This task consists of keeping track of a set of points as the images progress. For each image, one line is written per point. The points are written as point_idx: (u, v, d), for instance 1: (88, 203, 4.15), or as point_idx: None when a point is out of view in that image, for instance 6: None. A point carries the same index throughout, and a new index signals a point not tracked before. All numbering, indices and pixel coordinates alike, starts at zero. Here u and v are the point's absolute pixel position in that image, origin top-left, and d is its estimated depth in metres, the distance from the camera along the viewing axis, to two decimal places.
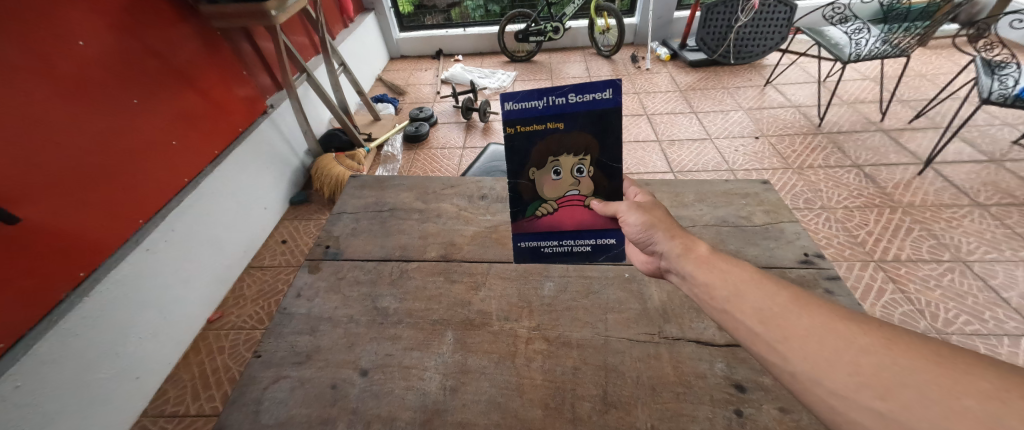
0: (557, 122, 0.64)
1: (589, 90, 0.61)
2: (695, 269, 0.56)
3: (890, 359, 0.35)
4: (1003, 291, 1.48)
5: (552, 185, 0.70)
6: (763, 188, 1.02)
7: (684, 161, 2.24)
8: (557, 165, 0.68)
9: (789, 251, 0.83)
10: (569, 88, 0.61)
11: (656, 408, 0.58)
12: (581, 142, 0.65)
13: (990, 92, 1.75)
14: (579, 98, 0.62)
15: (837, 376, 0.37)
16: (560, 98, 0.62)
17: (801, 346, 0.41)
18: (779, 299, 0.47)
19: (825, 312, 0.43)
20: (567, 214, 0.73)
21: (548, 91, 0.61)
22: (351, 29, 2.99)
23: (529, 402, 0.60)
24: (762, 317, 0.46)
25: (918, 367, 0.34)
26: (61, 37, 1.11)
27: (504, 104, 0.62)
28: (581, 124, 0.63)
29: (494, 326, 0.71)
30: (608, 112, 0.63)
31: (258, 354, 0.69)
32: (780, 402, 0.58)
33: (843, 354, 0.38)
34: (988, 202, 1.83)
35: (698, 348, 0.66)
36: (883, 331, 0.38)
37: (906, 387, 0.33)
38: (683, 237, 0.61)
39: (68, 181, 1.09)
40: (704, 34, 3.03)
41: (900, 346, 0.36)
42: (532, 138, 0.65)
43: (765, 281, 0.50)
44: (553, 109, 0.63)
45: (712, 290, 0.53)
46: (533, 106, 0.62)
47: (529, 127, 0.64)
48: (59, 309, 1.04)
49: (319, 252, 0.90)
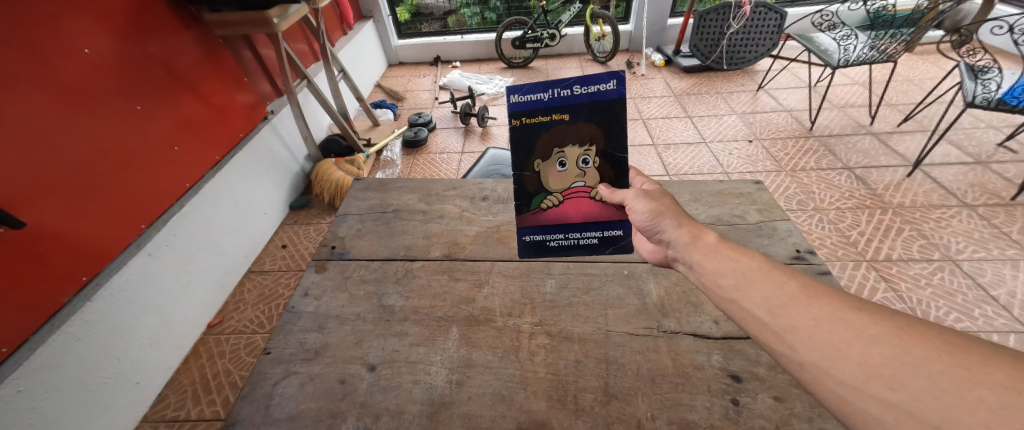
0: (562, 114, 0.67)
1: (594, 81, 0.64)
2: (702, 259, 0.59)
3: (902, 349, 0.38)
4: (992, 288, 1.52)
5: (558, 177, 0.73)
6: (757, 188, 1.05)
7: (679, 164, 2.28)
8: (563, 157, 0.71)
9: (782, 247, 0.86)
10: (575, 80, 0.64)
11: (656, 398, 0.60)
12: (586, 133, 0.68)
13: (974, 95, 1.81)
14: (584, 89, 0.65)
15: (846, 366, 0.40)
16: (565, 90, 0.65)
17: (809, 336, 0.44)
18: (788, 289, 0.49)
19: (834, 301, 0.45)
20: (573, 206, 0.75)
21: (554, 83, 0.65)
22: (351, 36, 3.03)
23: (534, 394, 0.62)
24: (770, 306, 0.49)
25: (931, 357, 0.36)
26: (67, 45, 1.13)
27: (510, 96, 0.65)
28: (585, 115, 0.66)
29: (497, 322, 0.73)
30: (612, 103, 0.66)
31: (268, 351, 0.71)
32: (775, 391, 0.60)
33: (852, 344, 0.41)
34: (976, 202, 1.88)
35: (696, 341, 0.68)
36: (894, 320, 0.41)
37: (918, 377, 0.35)
38: (690, 226, 0.64)
39: (72, 186, 1.10)
40: (697, 41, 3.10)
41: (909, 336, 0.39)
42: (538, 129, 0.68)
43: (773, 271, 0.52)
44: (558, 100, 0.66)
45: (719, 279, 0.56)
46: (539, 98, 0.66)
47: (535, 118, 0.67)
48: (60, 314, 1.04)
49: (325, 252, 0.92)
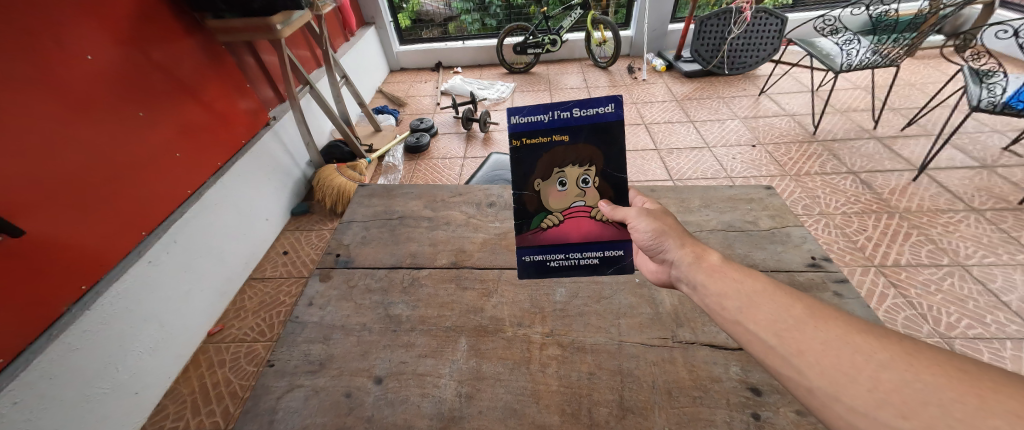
0: (561, 135, 0.67)
1: (592, 105, 0.65)
2: (706, 279, 0.57)
3: (912, 376, 0.37)
4: (1003, 294, 1.49)
5: (558, 196, 0.71)
6: (768, 193, 1.03)
7: (683, 169, 2.27)
8: (563, 177, 0.69)
9: (797, 254, 0.84)
10: (574, 103, 0.64)
11: (674, 412, 0.58)
12: (585, 154, 0.68)
13: (980, 100, 1.79)
14: (583, 112, 0.65)
15: (856, 391, 0.38)
16: (565, 112, 0.65)
17: (817, 360, 0.42)
18: (794, 311, 0.48)
19: (840, 325, 0.44)
20: (574, 225, 0.73)
21: (553, 106, 0.65)
22: (353, 42, 3.04)
23: (547, 408, 0.60)
24: (776, 329, 0.47)
25: (943, 385, 0.35)
26: (70, 52, 1.12)
27: (510, 117, 0.65)
28: (585, 137, 0.66)
29: (507, 333, 0.71)
30: (610, 125, 0.65)
31: (272, 362, 0.69)
32: (797, 405, 0.58)
33: (861, 369, 0.39)
34: (984, 207, 1.86)
35: (712, 352, 0.66)
36: (901, 345, 0.40)
37: (930, 405, 0.34)
38: (694, 246, 0.63)
39: (72, 193, 1.09)
40: (698, 46, 3.11)
41: (920, 361, 0.38)
42: (538, 149, 0.67)
43: (779, 293, 0.51)
44: (558, 122, 0.66)
45: (724, 300, 0.54)
46: (539, 120, 0.66)
47: (535, 139, 0.67)
48: (59, 323, 1.02)
49: (330, 260, 0.90)
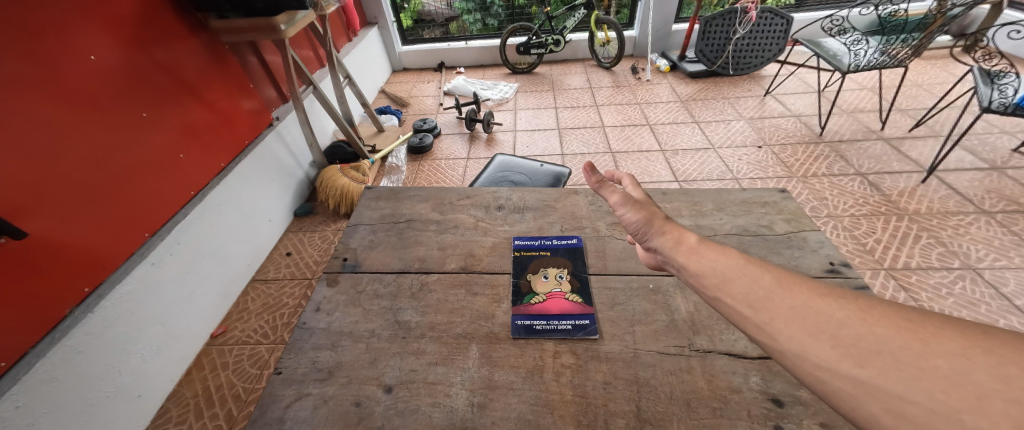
0: (546, 251, 0.89)
1: (564, 238, 0.93)
2: (686, 262, 0.56)
3: (867, 330, 0.37)
4: (1016, 298, 1.47)
5: (542, 284, 0.81)
6: (782, 196, 1.02)
7: (689, 170, 2.25)
8: (546, 273, 0.84)
9: (815, 260, 0.82)
10: (552, 236, 0.93)
11: (692, 423, 0.56)
12: (562, 263, 0.86)
13: (990, 100, 1.76)
14: (559, 241, 0.92)
15: (820, 349, 0.38)
16: (548, 241, 0.92)
17: (786, 325, 0.42)
18: (764, 282, 0.48)
19: (805, 291, 0.44)
20: (553, 304, 0.77)
21: (540, 237, 0.94)
22: (356, 43, 3.03)
23: (561, 419, 0.58)
24: (749, 301, 0.47)
25: (892, 333, 0.35)
26: (72, 52, 1.11)
27: (515, 240, 0.93)
28: (562, 252, 0.89)
29: (519, 340, 0.70)
30: (579, 249, 0.89)
31: (279, 370, 0.67)
32: (821, 417, 0.56)
33: (823, 329, 0.39)
34: (994, 209, 1.84)
35: (731, 361, 0.64)
36: (856, 302, 0.40)
37: (882, 353, 0.35)
38: (675, 230, 0.62)
39: (74, 195, 1.07)
40: (703, 46, 3.07)
41: (873, 315, 0.38)
42: (530, 258, 0.87)
43: (751, 266, 0.51)
44: (544, 245, 0.91)
45: (703, 279, 0.53)
46: (532, 244, 0.92)
47: (528, 252, 0.89)
48: (61, 326, 1.01)
49: (337, 265, 0.89)
